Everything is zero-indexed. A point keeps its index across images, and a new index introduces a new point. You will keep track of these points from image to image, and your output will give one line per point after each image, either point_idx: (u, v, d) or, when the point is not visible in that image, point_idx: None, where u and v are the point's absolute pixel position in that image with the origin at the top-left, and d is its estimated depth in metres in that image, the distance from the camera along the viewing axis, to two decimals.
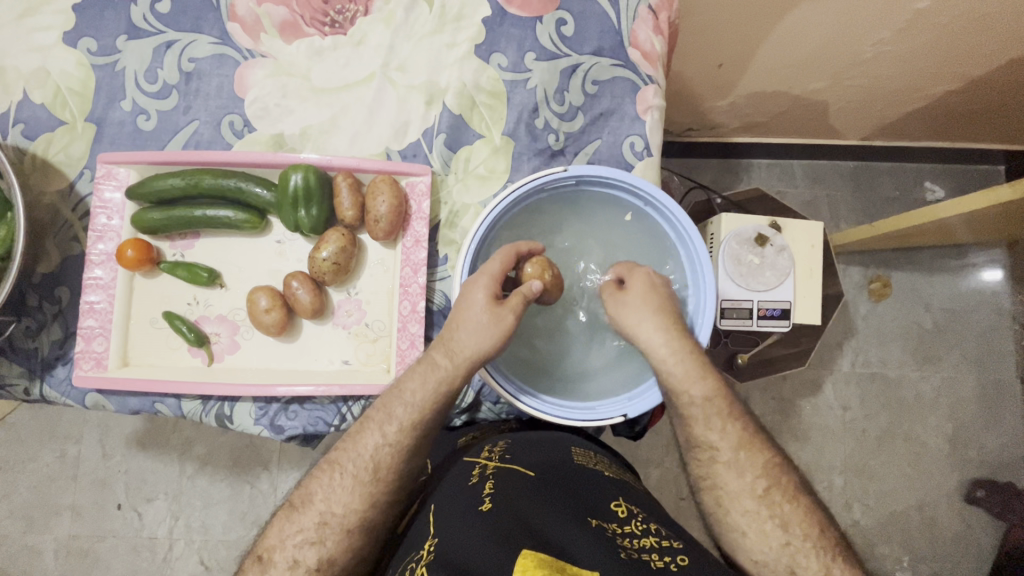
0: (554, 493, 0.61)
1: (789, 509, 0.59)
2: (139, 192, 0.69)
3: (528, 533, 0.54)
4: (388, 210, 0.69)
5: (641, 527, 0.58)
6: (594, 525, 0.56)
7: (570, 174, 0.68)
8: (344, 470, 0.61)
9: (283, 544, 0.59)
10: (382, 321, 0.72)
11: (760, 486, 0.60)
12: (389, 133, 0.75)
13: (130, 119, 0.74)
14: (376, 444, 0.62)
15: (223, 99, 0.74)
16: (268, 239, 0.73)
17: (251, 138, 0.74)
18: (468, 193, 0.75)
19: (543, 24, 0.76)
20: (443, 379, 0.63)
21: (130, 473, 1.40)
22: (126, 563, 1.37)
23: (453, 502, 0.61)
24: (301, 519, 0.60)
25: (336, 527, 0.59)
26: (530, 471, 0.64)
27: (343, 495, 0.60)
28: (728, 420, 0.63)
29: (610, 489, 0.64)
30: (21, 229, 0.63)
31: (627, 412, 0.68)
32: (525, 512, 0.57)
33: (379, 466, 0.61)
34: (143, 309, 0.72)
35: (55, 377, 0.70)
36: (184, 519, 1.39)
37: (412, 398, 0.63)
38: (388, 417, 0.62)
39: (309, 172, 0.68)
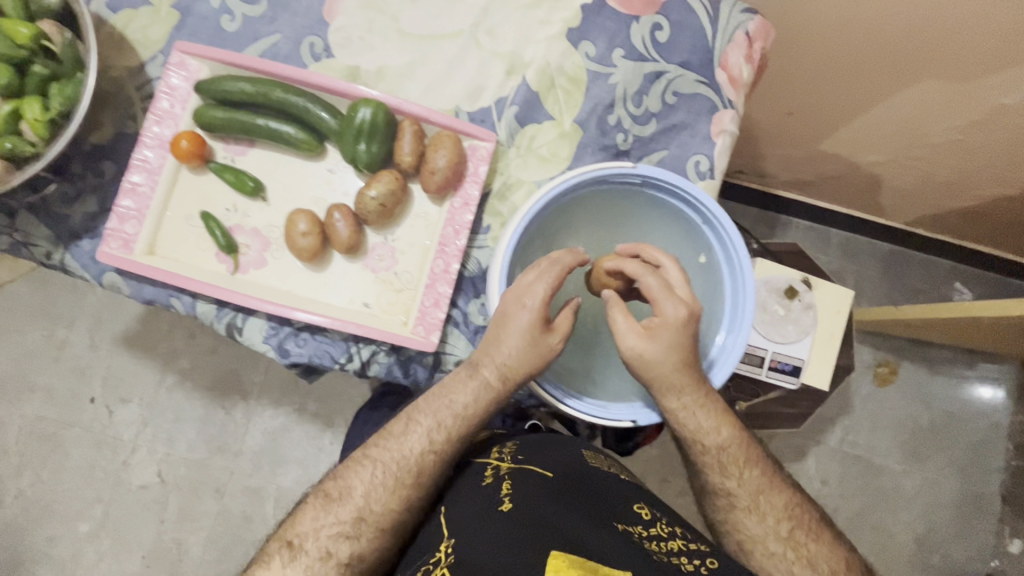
0: (575, 496, 0.59)
1: (814, 548, 0.62)
2: (209, 89, 0.69)
3: (553, 529, 0.54)
4: (446, 165, 0.68)
5: (665, 530, 0.59)
6: (621, 527, 0.56)
7: (638, 173, 0.66)
8: (382, 466, 0.63)
9: (316, 534, 0.60)
10: (411, 273, 0.72)
11: (783, 529, 0.63)
12: (463, 92, 0.74)
13: (216, 16, 0.73)
14: (422, 448, 0.64)
15: (310, 20, 0.74)
16: (320, 166, 0.72)
17: (328, 64, 0.74)
18: (525, 169, 0.74)
19: (638, 24, 0.76)
20: (490, 395, 0.65)
21: (111, 370, 1.55)
22: (85, 454, 1.53)
23: (471, 504, 0.60)
24: (338, 510, 0.61)
25: (371, 524, 0.61)
26: (547, 472, 0.62)
27: (381, 492, 0.62)
28: (743, 456, 0.66)
29: (628, 489, 0.63)
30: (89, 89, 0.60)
31: (637, 418, 0.68)
32: (545, 514, 0.56)
33: (422, 470, 0.63)
34: (180, 204, 0.70)
35: (80, 249, 0.70)
36: (152, 427, 1.53)
37: (455, 408, 0.65)
38: (436, 426, 0.64)
39: (379, 108, 0.67)
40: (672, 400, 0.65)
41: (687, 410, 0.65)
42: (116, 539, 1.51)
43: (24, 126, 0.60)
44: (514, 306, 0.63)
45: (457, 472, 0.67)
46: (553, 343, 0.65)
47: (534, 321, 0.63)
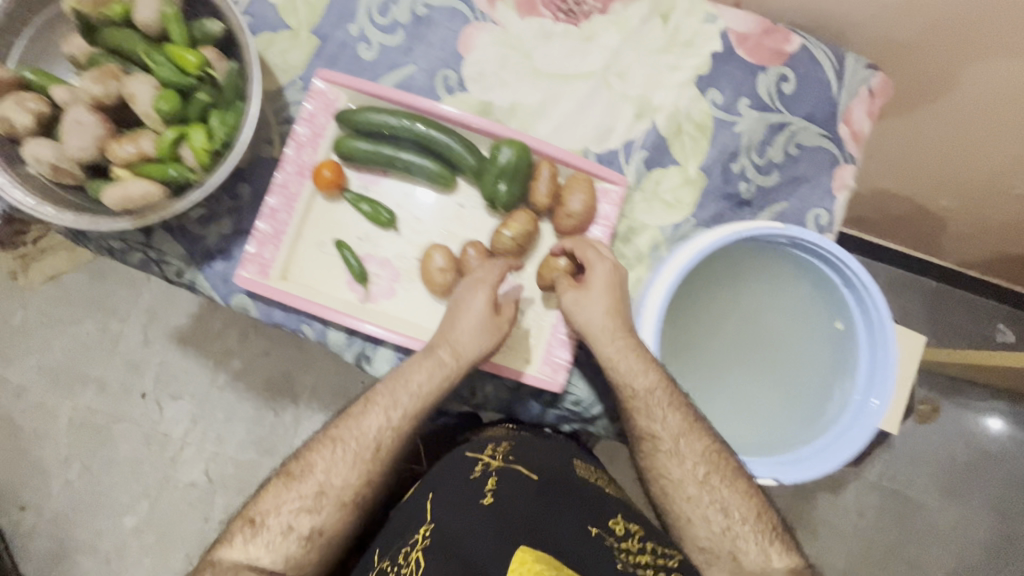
0: (556, 497, 0.61)
1: (727, 493, 0.60)
2: (352, 119, 0.70)
3: (527, 527, 0.57)
4: (582, 208, 0.69)
5: (639, 544, 0.58)
6: (595, 531, 0.58)
7: (787, 234, 0.61)
8: (345, 445, 0.63)
9: (277, 509, 0.61)
10: (537, 311, 0.72)
11: (699, 472, 0.61)
12: (592, 133, 0.75)
13: (353, 44, 0.74)
14: (379, 426, 0.64)
15: (445, 53, 0.75)
16: (451, 200, 0.73)
17: (462, 98, 0.74)
18: (649, 214, 0.75)
19: (765, 75, 0.77)
20: (443, 378, 0.64)
21: (164, 366, 1.56)
22: (134, 448, 1.53)
23: (452, 491, 0.62)
24: (299, 486, 0.62)
25: (331, 499, 0.62)
26: (533, 474, 0.64)
27: (342, 469, 0.62)
28: (690, 429, 0.61)
29: (611, 503, 0.63)
30: (251, 116, 0.60)
31: (779, 476, 0.60)
32: (529, 513, 0.59)
33: (380, 447, 0.64)
34: (313, 231, 0.71)
35: (213, 269, 0.70)
36: (201, 425, 1.54)
37: (410, 387, 0.64)
38: (393, 404, 0.64)
39: (521, 150, 0.68)
40: (636, 379, 0.61)
41: (634, 381, 0.62)
42: (161, 534, 1.52)
43: (187, 152, 0.60)
44: (470, 292, 0.66)
45: (443, 458, 0.69)
46: (503, 323, 0.66)
47: (487, 307, 0.65)
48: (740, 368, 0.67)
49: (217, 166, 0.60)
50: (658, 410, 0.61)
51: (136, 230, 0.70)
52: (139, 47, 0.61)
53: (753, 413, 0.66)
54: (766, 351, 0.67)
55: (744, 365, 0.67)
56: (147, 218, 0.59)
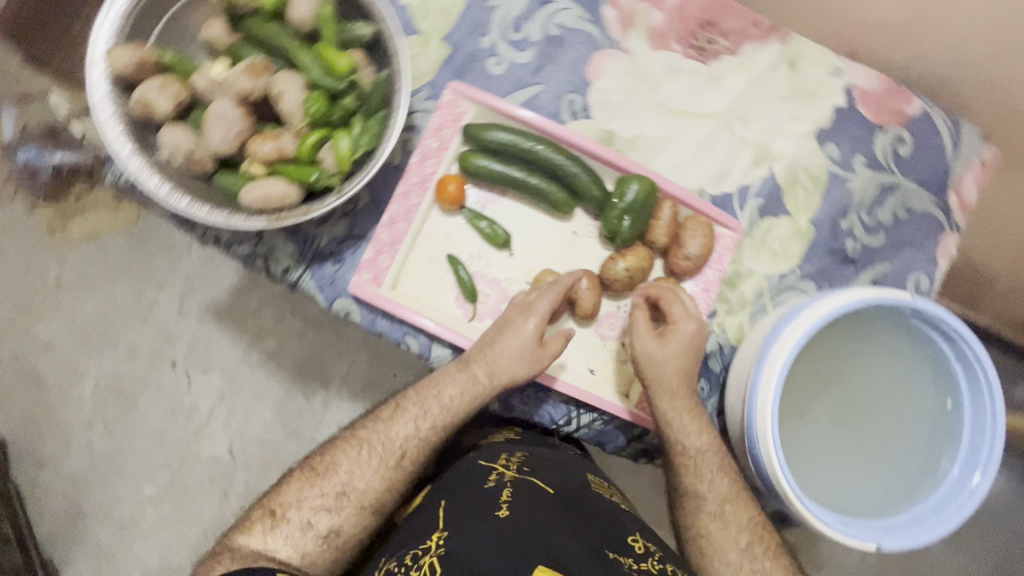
0: (572, 514, 0.61)
1: (751, 532, 0.67)
2: (479, 136, 0.69)
3: (545, 544, 0.56)
4: (699, 251, 0.69)
5: (658, 566, 0.58)
6: (612, 555, 0.57)
7: (914, 305, 0.61)
8: (372, 450, 0.67)
9: (299, 504, 0.64)
10: None
11: (725, 511, 0.67)
12: (710, 175, 0.75)
13: (483, 56, 0.72)
14: (407, 433, 0.67)
15: (573, 77, 0.74)
16: (565, 227, 0.72)
17: (586, 124, 0.74)
18: (757, 261, 0.75)
19: (883, 135, 0.77)
20: (479, 395, 0.67)
21: (197, 338, 1.54)
22: (158, 418, 1.51)
23: (468, 504, 0.62)
24: (322, 485, 0.65)
25: (352, 501, 0.65)
26: (549, 488, 0.64)
27: (367, 473, 0.65)
28: (734, 487, 0.68)
29: (629, 523, 0.64)
30: (397, 123, 0.58)
31: (882, 544, 0.59)
32: (543, 526, 0.58)
33: (405, 456, 0.67)
34: (427, 243, 0.70)
35: (321, 271, 0.69)
36: (228, 402, 1.51)
37: (441, 399, 0.67)
38: (424, 413, 0.67)
39: (647, 187, 0.68)
40: (665, 403, 0.68)
41: (676, 412, 0.68)
42: (179, 506, 1.50)
43: (327, 157, 0.59)
44: (521, 315, 0.66)
45: (456, 468, 0.70)
46: (544, 356, 0.67)
47: (532, 337, 0.66)
48: (833, 424, 0.68)
49: (358, 173, 0.59)
50: (698, 459, 0.68)
51: None
52: (290, 45, 0.59)
53: (840, 472, 0.67)
54: (859, 412, 0.68)
55: (834, 423, 0.68)
56: (281, 219, 0.58)
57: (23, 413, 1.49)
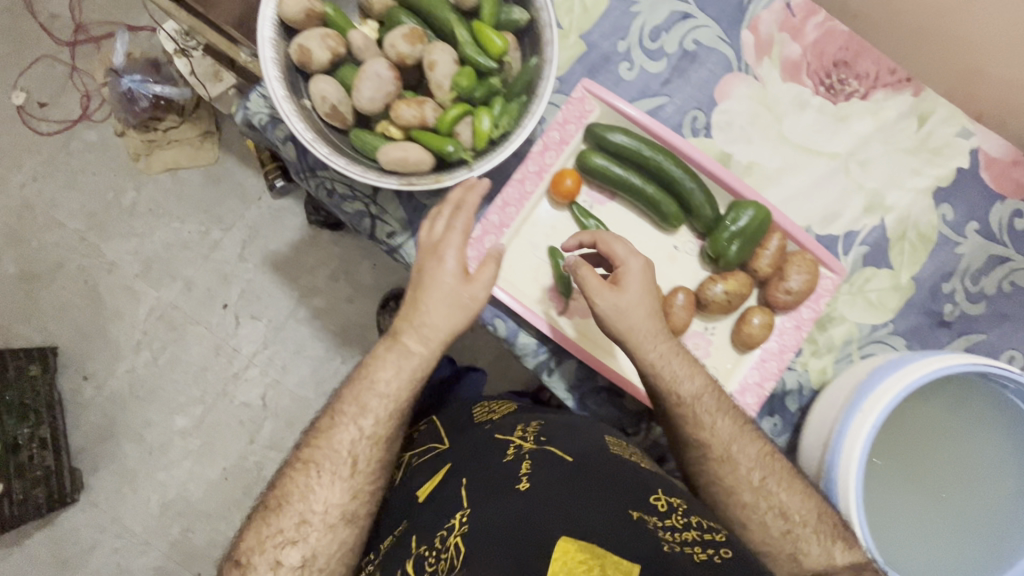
0: (595, 479, 0.60)
1: (786, 496, 0.64)
2: (602, 137, 0.70)
3: (565, 516, 0.55)
4: (801, 287, 0.68)
5: (681, 520, 0.57)
6: (636, 516, 0.55)
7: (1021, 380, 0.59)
8: (320, 468, 0.65)
9: (263, 546, 0.62)
10: (719, 371, 0.72)
11: (755, 478, 0.65)
12: (819, 214, 0.74)
13: (616, 59, 0.73)
14: (352, 438, 0.66)
15: (701, 94, 0.74)
16: (667, 240, 0.72)
17: (705, 143, 0.74)
18: (851, 308, 0.74)
19: (1002, 204, 0.75)
20: (415, 369, 0.67)
21: (251, 284, 1.58)
22: (202, 354, 1.55)
23: (489, 479, 0.63)
24: (282, 518, 0.63)
25: (318, 523, 0.63)
26: (570, 456, 0.63)
27: (326, 490, 0.64)
28: (737, 426, 0.66)
29: (650, 480, 0.62)
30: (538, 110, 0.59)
31: None
32: (565, 495, 0.58)
33: (358, 459, 0.65)
34: (531, 232, 0.71)
35: None
36: (271, 351, 1.55)
37: (377, 389, 0.66)
38: (363, 412, 0.66)
39: (761, 215, 0.67)
40: (648, 352, 0.65)
41: (663, 359, 0.65)
42: (205, 443, 1.53)
43: (465, 132, 0.60)
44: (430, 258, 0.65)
45: (478, 440, 0.70)
46: (479, 292, 0.65)
47: (457, 273, 0.64)
48: (906, 485, 0.67)
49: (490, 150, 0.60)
50: (696, 407, 0.66)
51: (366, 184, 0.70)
52: (449, 19, 0.61)
53: (906, 537, 0.65)
54: (928, 474, 0.67)
55: (908, 486, 0.67)
56: (414, 184, 0.60)
57: (78, 326, 1.55)
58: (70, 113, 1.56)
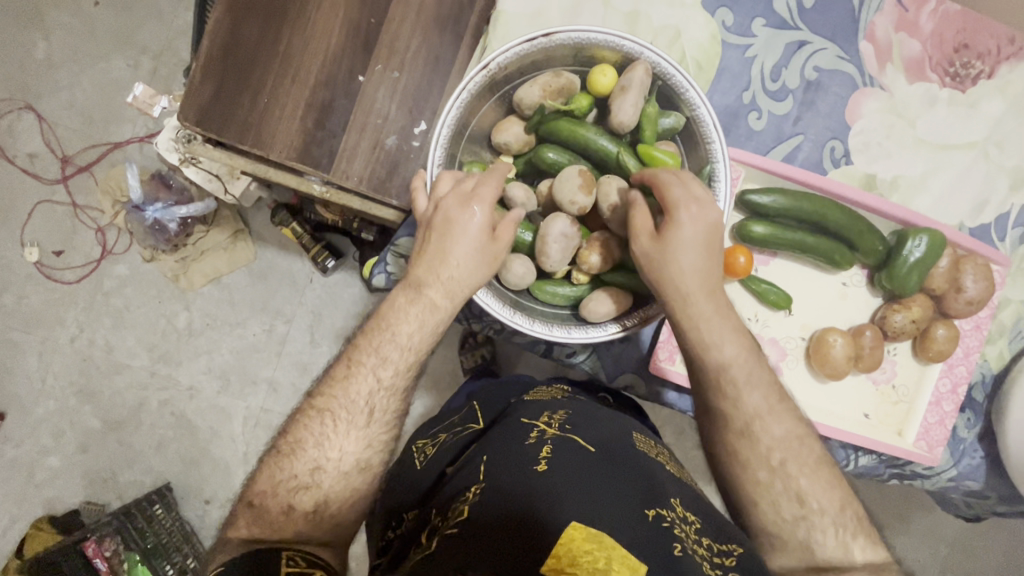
0: (616, 473, 0.58)
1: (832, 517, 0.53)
2: (758, 203, 0.68)
3: (574, 501, 0.53)
4: (979, 291, 0.70)
5: (699, 532, 0.55)
6: (655, 514, 0.54)
7: None
8: (336, 418, 0.59)
9: (274, 489, 0.56)
10: (907, 386, 0.75)
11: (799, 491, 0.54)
12: (968, 208, 0.74)
13: (744, 112, 0.70)
14: (370, 389, 0.60)
15: (832, 121, 0.71)
16: (835, 278, 0.73)
17: (847, 171, 0.72)
18: (1014, 288, 0.76)
19: None
20: (439, 324, 0.61)
21: None
22: None
23: (507, 455, 0.61)
24: (295, 464, 0.58)
25: (331, 473, 0.58)
26: (590, 447, 0.61)
27: (348, 442, 0.59)
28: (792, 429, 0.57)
29: (672, 484, 0.59)
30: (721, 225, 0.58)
31: None
32: (583, 482, 0.56)
33: (375, 410, 0.60)
34: None
35: (608, 350, 0.72)
36: None
37: (398, 341, 0.61)
38: (383, 363, 0.60)
39: (934, 242, 0.67)
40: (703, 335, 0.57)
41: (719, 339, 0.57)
42: None
43: None
44: (464, 207, 0.57)
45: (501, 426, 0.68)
46: (498, 246, 0.59)
47: (483, 225, 0.58)
48: None
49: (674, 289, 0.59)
50: (745, 406, 0.57)
51: None
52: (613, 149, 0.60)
53: None
54: None
55: None
56: (623, 327, 0.59)
57: (180, 456, 1.49)
58: (91, 253, 1.48)
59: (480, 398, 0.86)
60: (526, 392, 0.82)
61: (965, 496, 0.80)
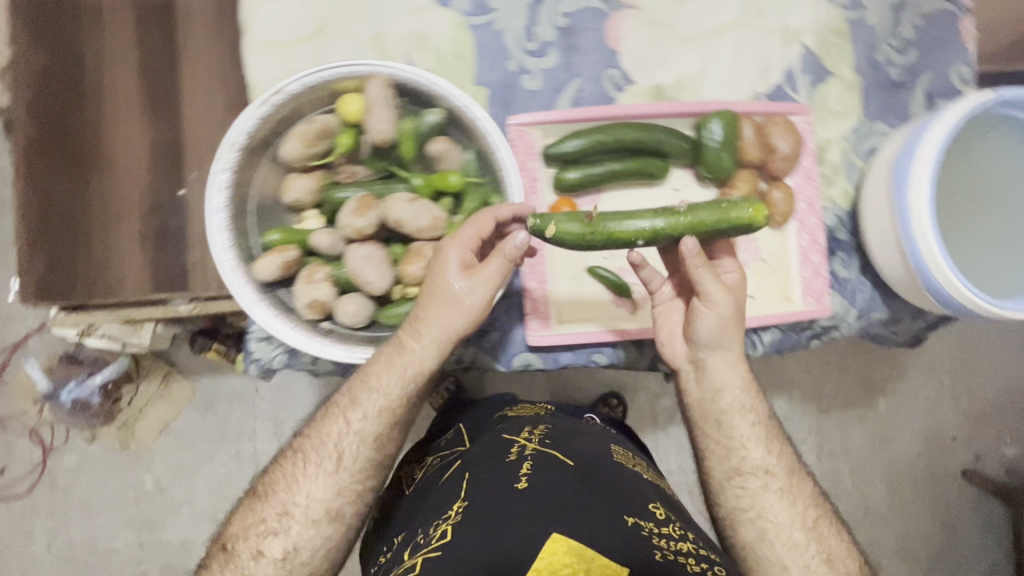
0: (595, 479, 0.64)
1: (836, 542, 0.66)
2: (559, 154, 0.71)
3: (554, 512, 0.59)
4: (790, 146, 0.73)
5: (677, 531, 0.61)
6: (632, 521, 0.59)
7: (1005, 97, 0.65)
8: (308, 461, 0.62)
9: (245, 533, 0.61)
10: (775, 254, 0.77)
11: (809, 518, 0.67)
12: (755, 77, 0.78)
13: (516, 78, 0.73)
14: (340, 432, 0.62)
15: (600, 53, 0.75)
16: (665, 188, 0.75)
17: (632, 91, 0.75)
18: (828, 128, 0.80)
19: None
20: (408, 366, 0.60)
21: None
22: None
23: (490, 473, 0.65)
24: (263, 508, 0.62)
25: (298, 517, 0.61)
26: (570, 460, 0.66)
27: (316, 486, 0.62)
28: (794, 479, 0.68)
29: (647, 487, 0.66)
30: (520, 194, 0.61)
31: None
32: (561, 492, 0.61)
33: (342, 456, 0.62)
34: (565, 269, 0.74)
35: (490, 341, 0.74)
36: None
37: (369, 385, 0.60)
38: (352, 405, 0.61)
39: (727, 121, 0.71)
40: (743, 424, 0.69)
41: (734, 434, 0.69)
42: None
43: None
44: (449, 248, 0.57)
45: (484, 440, 0.72)
46: (482, 289, 0.57)
47: (459, 269, 0.57)
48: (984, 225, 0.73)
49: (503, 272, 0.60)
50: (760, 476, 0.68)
51: None
52: (666, 217, 0.63)
53: None
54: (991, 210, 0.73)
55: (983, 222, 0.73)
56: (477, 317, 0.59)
57: None
58: (33, 458, 1.44)
59: (467, 421, 0.84)
60: (512, 406, 0.83)
61: (882, 325, 0.82)
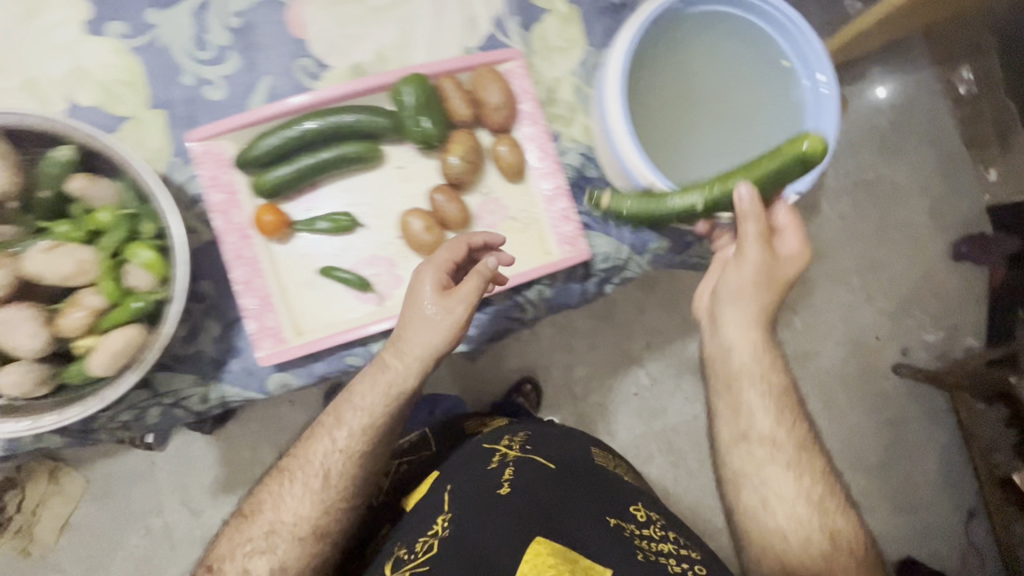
0: (574, 483, 0.72)
1: (839, 520, 0.69)
2: (251, 159, 0.66)
3: (543, 517, 0.67)
4: (501, 95, 0.69)
5: (659, 532, 0.69)
6: (612, 520, 0.68)
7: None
8: (295, 477, 0.69)
9: (233, 553, 0.67)
10: (524, 209, 0.73)
11: (815, 494, 0.70)
12: (462, 32, 0.74)
13: (197, 92, 0.68)
14: (326, 450, 0.69)
15: (285, 45, 0.70)
16: (387, 168, 0.71)
17: (330, 76, 0.71)
18: (555, 68, 0.75)
19: None
20: (390, 384, 0.67)
21: None
22: None
23: (467, 482, 0.71)
24: (251, 528, 0.68)
25: (284, 535, 0.67)
26: (551, 464, 0.75)
27: (294, 503, 0.68)
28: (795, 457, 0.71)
29: (632, 493, 0.75)
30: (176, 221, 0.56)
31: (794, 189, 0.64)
32: (544, 499, 0.69)
33: (329, 473, 0.68)
34: (294, 276, 0.69)
35: (232, 373, 0.68)
36: None
37: (354, 404, 0.68)
38: (338, 424, 0.69)
39: (420, 83, 0.66)
40: (751, 394, 0.73)
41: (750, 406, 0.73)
42: None
43: (139, 279, 0.56)
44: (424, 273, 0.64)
45: (463, 449, 0.78)
46: (455, 309, 0.64)
47: (435, 292, 0.64)
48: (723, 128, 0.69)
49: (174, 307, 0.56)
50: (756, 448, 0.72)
51: (138, 390, 0.66)
52: (706, 192, 0.61)
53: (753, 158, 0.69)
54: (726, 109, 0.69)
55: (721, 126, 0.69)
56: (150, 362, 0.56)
57: None
58: None
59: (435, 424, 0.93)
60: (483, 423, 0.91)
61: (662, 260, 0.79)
